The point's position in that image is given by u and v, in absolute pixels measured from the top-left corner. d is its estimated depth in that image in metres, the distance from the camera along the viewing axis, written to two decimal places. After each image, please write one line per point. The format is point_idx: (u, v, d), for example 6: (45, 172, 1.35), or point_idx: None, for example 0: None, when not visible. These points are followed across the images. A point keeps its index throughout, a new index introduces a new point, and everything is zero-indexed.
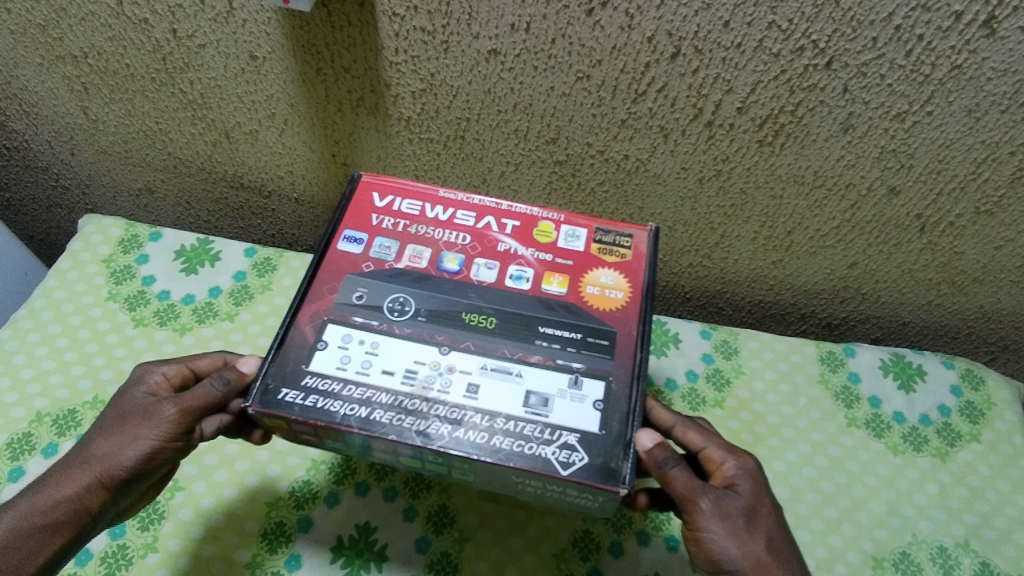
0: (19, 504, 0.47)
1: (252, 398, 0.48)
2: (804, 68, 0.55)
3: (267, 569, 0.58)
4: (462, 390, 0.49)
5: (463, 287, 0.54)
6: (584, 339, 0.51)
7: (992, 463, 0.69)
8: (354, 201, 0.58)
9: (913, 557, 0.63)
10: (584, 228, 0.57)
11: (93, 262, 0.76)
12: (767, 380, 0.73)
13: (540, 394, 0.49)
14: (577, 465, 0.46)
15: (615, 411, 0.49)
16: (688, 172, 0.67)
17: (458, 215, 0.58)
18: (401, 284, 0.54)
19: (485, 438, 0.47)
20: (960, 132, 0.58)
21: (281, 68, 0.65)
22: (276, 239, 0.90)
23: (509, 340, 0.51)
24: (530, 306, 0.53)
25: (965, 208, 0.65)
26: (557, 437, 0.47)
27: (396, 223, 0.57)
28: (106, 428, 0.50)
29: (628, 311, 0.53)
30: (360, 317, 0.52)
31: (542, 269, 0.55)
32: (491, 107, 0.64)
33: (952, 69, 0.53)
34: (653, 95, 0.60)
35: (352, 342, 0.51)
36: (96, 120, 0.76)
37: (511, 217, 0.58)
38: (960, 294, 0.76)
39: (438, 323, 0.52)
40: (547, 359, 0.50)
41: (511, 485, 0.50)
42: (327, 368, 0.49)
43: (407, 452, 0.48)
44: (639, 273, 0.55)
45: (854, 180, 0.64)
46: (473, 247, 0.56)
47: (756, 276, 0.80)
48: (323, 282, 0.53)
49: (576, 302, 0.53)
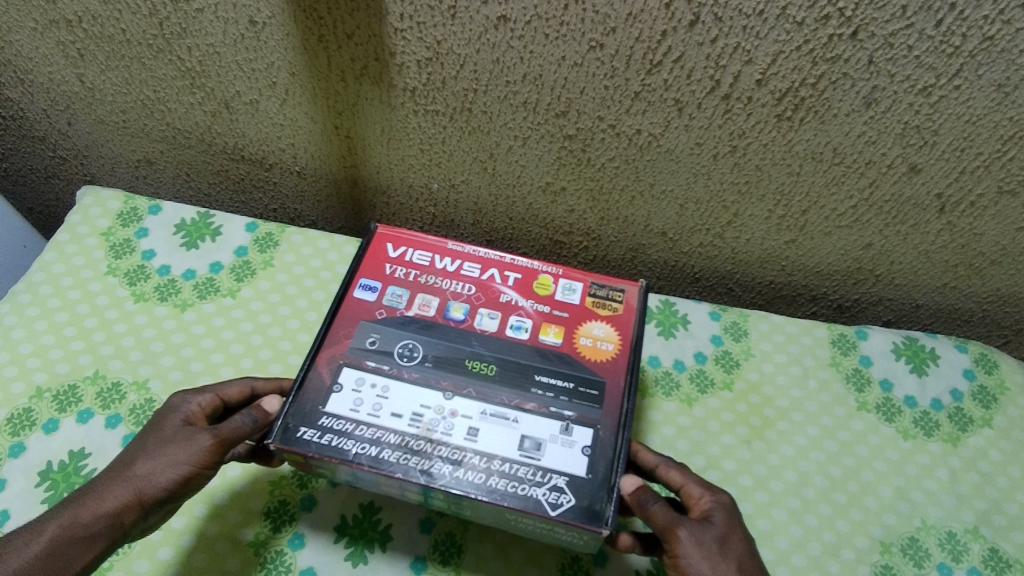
0: (62, 514, 0.47)
1: (273, 434, 0.50)
2: (828, 38, 0.53)
3: (271, 548, 0.58)
4: (463, 432, 0.51)
5: (467, 335, 0.57)
6: (576, 388, 0.54)
7: (1003, 449, 0.68)
8: (369, 251, 0.61)
9: (922, 542, 0.62)
10: (580, 281, 0.60)
11: (91, 235, 0.74)
12: (776, 363, 0.72)
13: (534, 438, 0.51)
14: (565, 506, 0.48)
15: (601, 456, 0.51)
16: (703, 147, 0.65)
17: (464, 266, 0.61)
18: (410, 331, 0.56)
19: (483, 478, 0.49)
20: (988, 107, 0.56)
21: (282, 35, 0.62)
22: (278, 214, 0.89)
23: (507, 388, 0.54)
24: (527, 355, 0.56)
25: (988, 186, 0.63)
26: (548, 479, 0.49)
27: (407, 273, 0.60)
28: (149, 450, 0.50)
29: (617, 362, 0.56)
30: (372, 361, 0.54)
31: (540, 320, 0.58)
32: (500, 77, 0.62)
33: (984, 40, 0.51)
34: (668, 65, 0.57)
35: (364, 386, 0.53)
36: (93, 88, 0.74)
37: (514, 269, 0.61)
38: (977, 277, 0.74)
39: (443, 369, 0.55)
40: (541, 407, 0.53)
41: (505, 520, 0.52)
42: (341, 409, 0.52)
43: (415, 490, 0.50)
44: (629, 326, 0.58)
45: (874, 158, 0.62)
46: (477, 297, 0.59)
47: (768, 257, 0.78)
48: (339, 329, 0.56)
49: (570, 352, 0.56)
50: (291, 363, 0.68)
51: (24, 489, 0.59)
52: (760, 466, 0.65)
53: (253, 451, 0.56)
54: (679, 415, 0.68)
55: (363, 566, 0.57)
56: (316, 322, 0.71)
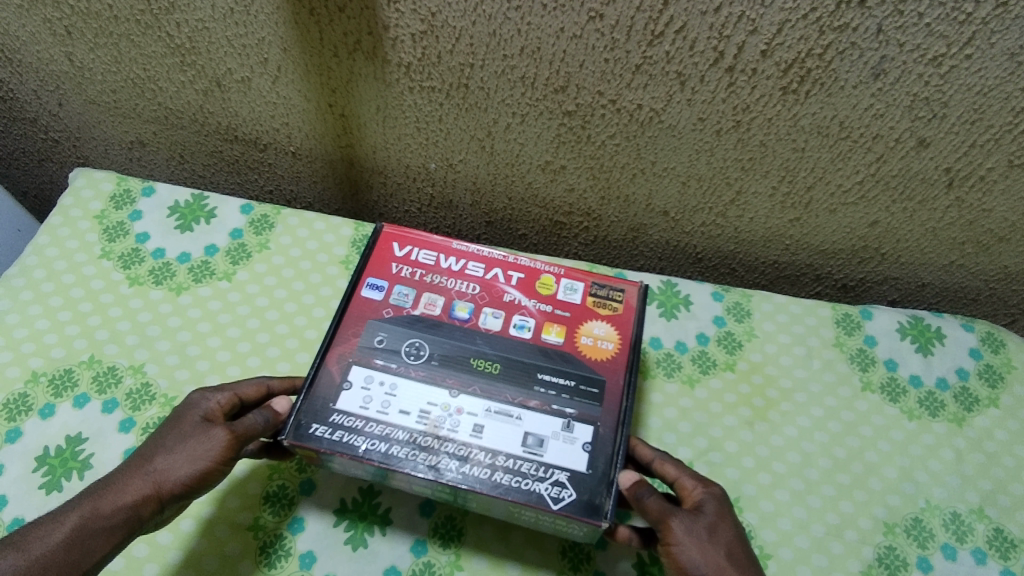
0: (84, 504, 0.46)
1: (285, 431, 0.49)
2: (836, 6, 0.51)
3: (270, 532, 0.57)
4: (469, 429, 0.51)
5: (473, 333, 0.56)
6: (577, 386, 0.53)
7: (1009, 428, 0.67)
8: (375, 251, 0.59)
9: (926, 523, 0.61)
10: (581, 281, 0.59)
11: (84, 218, 0.73)
12: (780, 344, 0.71)
13: (537, 435, 0.51)
14: (567, 500, 0.48)
15: (601, 451, 0.50)
16: (706, 123, 0.63)
17: (468, 266, 0.60)
18: (417, 330, 0.55)
19: (487, 473, 0.49)
20: (999, 78, 0.54)
21: (272, 8, 0.61)
22: (274, 196, 0.87)
23: (510, 386, 0.53)
24: (530, 354, 0.55)
25: (998, 161, 0.62)
26: (550, 475, 0.49)
27: (413, 272, 0.59)
28: (169, 444, 0.49)
29: (617, 361, 0.55)
30: (380, 360, 0.53)
31: (543, 319, 0.57)
32: (497, 52, 0.60)
33: (998, 7, 0.49)
34: (670, 37, 0.56)
35: (373, 382, 0.52)
36: (82, 67, 0.72)
37: (516, 269, 0.60)
38: (984, 254, 0.73)
39: (450, 366, 0.54)
40: (544, 404, 0.52)
41: (508, 513, 0.52)
42: (351, 406, 0.51)
43: (421, 483, 0.50)
44: (628, 324, 0.57)
45: (881, 131, 0.61)
46: (482, 296, 0.58)
47: (771, 236, 0.76)
48: (349, 326, 0.55)
49: (571, 351, 0.55)
50: (287, 346, 0.67)
51: (22, 475, 0.58)
52: (763, 448, 0.64)
53: (265, 448, 0.55)
54: (681, 397, 0.67)
55: (363, 549, 0.57)
56: (313, 306, 0.70)
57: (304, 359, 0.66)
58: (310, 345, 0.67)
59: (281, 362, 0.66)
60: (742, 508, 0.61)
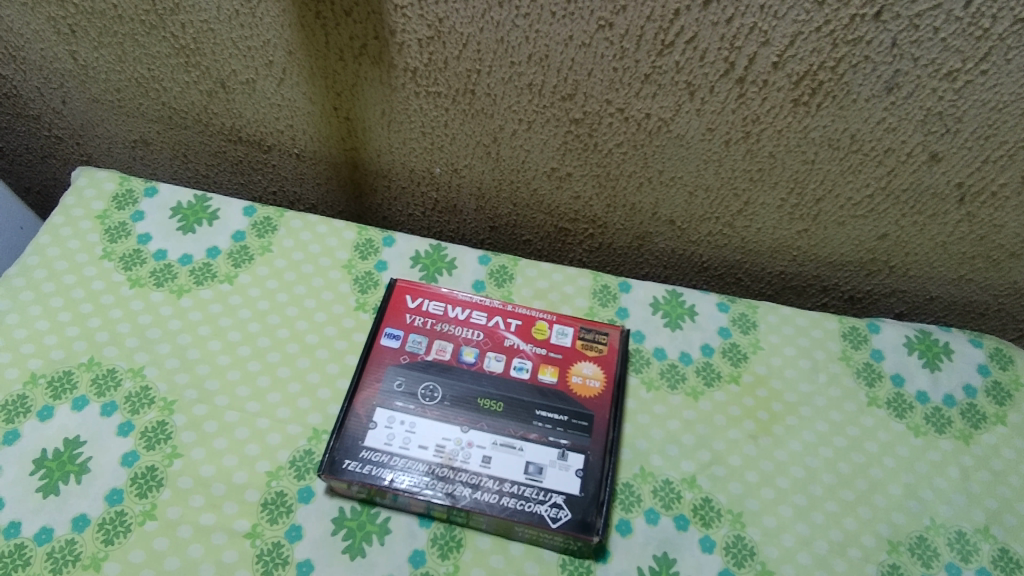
0: None
1: (321, 466, 0.57)
2: (850, 18, 0.50)
3: (267, 540, 0.56)
4: (478, 460, 0.58)
5: (479, 375, 0.63)
6: (569, 420, 0.61)
7: (1016, 447, 0.66)
8: (391, 303, 0.67)
9: (930, 542, 0.61)
10: (571, 326, 0.66)
11: (86, 218, 0.72)
12: (786, 356, 0.70)
13: (537, 463, 0.58)
14: (564, 519, 0.56)
15: (591, 476, 0.58)
16: (714, 133, 0.62)
17: (473, 315, 0.67)
18: (430, 374, 0.63)
19: (495, 498, 0.56)
20: (1016, 94, 0.54)
21: (278, 11, 0.61)
22: (277, 198, 0.86)
23: (512, 421, 0.60)
24: (528, 393, 0.62)
25: (1011, 177, 0.61)
26: (548, 497, 0.56)
27: (425, 322, 0.66)
28: None
29: (603, 398, 0.62)
30: (400, 402, 0.60)
31: (539, 361, 0.64)
32: (504, 58, 0.60)
33: (1015, 22, 0.49)
34: (681, 47, 0.55)
35: (395, 422, 0.59)
36: (86, 66, 0.72)
37: (515, 316, 0.67)
38: (994, 269, 0.72)
39: (460, 406, 0.61)
40: (542, 436, 0.60)
41: (509, 532, 0.57)
42: (376, 443, 0.58)
43: (439, 507, 0.56)
44: (612, 365, 0.65)
45: (893, 145, 0.60)
46: (485, 342, 0.65)
47: (778, 247, 0.75)
48: (371, 372, 0.62)
49: (564, 389, 0.63)
50: (288, 351, 0.66)
51: (18, 478, 0.58)
52: (767, 462, 0.64)
53: None
54: (684, 409, 0.66)
55: (361, 558, 0.56)
56: (315, 310, 0.69)
57: (304, 364, 0.66)
58: (311, 350, 0.67)
59: (281, 367, 0.65)
60: (746, 523, 0.60)
